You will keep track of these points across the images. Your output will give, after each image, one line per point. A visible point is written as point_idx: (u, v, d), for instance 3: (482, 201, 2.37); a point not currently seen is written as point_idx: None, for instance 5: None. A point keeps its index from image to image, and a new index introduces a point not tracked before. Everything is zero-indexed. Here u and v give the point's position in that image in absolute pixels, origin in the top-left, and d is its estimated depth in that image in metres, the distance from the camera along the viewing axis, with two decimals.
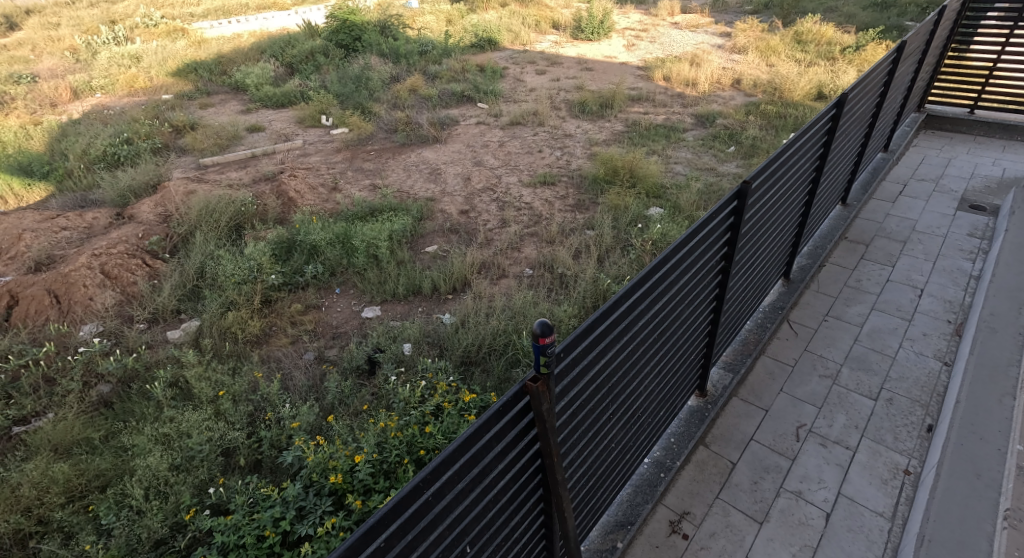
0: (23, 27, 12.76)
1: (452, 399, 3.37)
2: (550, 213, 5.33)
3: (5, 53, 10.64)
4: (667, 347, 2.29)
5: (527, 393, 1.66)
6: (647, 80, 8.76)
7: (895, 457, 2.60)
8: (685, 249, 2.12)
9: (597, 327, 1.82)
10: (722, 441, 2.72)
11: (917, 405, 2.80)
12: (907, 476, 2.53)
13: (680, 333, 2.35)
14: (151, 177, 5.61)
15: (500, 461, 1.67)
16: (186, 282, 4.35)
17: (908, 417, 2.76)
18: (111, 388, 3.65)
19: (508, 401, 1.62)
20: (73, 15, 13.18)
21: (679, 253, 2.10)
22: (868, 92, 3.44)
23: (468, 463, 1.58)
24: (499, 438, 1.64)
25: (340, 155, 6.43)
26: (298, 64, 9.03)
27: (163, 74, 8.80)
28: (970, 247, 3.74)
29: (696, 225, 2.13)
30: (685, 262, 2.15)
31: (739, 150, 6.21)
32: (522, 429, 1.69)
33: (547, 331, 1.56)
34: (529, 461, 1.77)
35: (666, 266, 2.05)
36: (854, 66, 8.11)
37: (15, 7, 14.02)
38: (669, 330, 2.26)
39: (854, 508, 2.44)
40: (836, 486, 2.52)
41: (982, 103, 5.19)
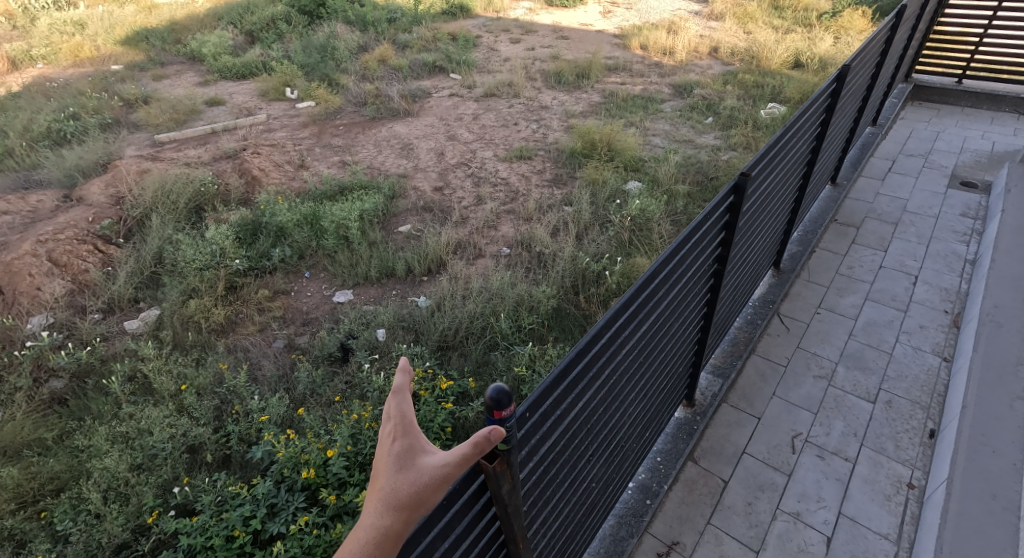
0: None
1: (428, 386, 3.28)
2: (527, 189, 5.18)
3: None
4: (653, 367, 2.21)
5: (483, 473, 1.47)
6: (623, 49, 8.55)
7: (898, 469, 2.56)
8: (671, 265, 2.03)
9: (570, 371, 1.69)
10: (712, 456, 2.67)
11: (917, 408, 2.77)
12: (911, 490, 2.48)
13: (666, 350, 2.27)
14: (100, 155, 5.28)
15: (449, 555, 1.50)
16: (143, 269, 4.11)
17: (909, 422, 2.72)
18: (64, 384, 3.45)
19: (458, 488, 1.43)
20: None
21: (667, 266, 2.02)
22: (866, 64, 3.38)
23: None
24: (448, 531, 1.46)
25: (307, 130, 6.14)
26: (258, 32, 8.58)
27: (110, 42, 8.27)
28: (963, 228, 3.72)
29: (689, 230, 2.07)
30: (670, 278, 2.06)
31: (717, 122, 6.09)
32: (478, 511, 1.53)
33: (502, 399, 1.35)
34: (491, 540, 1.63)
35: (647, 290, 1.93)
36: (830, 33, 8.00)
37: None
38: (655, 351, 2.17)
39: (857, 531, 2.38)
40: (837, 505, 2.47)
41: (970, 73, 5.14)
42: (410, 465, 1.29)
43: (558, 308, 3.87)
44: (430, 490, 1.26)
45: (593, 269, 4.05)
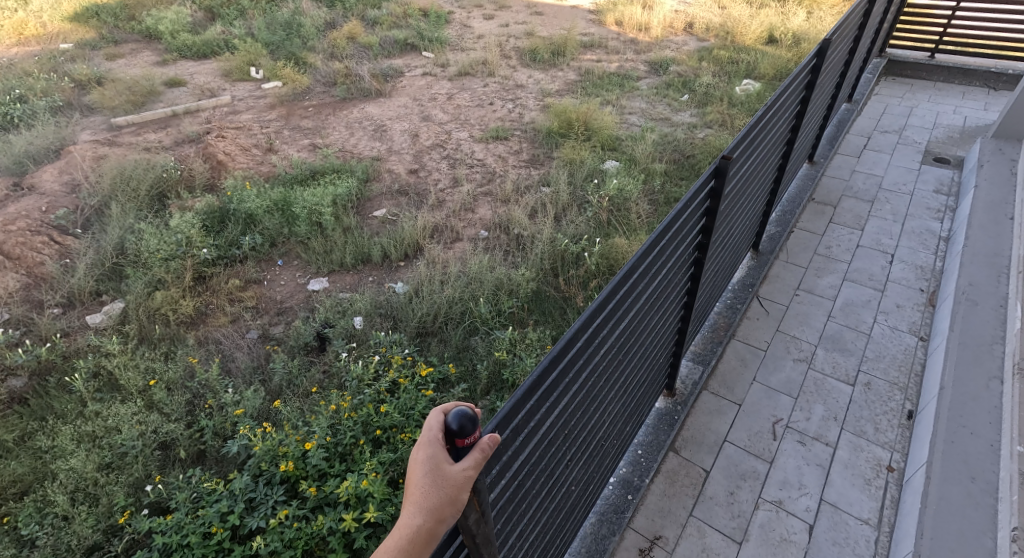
0: None
1: (408, 373, 3.21)
2: (504, 170, 5.08)
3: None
4: (632, 362, 2.16)
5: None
6: (598, 25, 8.42)
7: (878, 452, 2.57)
8: (650, 258, 1.96)
9: (546, 378, 1.62)
10: (694, 445, 2.65)
11: (895, 389, 2.79)
12: (891, 474, 2.50)
13: (644, 344, 2.22)
14: (52, 140, 5.02)
15: None
16: (104, 260, 3.93)
17: (887, 404, 2.74)
18: (24, 383, 3.29)
19: None
20: None
21: (647, 258, 1.95)
22: (844, 39, 3.35)
23: None
24: None
25: (274, 112, 5.92)
26: (218, 8, 8.23)
27: (58, 19, 7.86)
28: (937, 205, 3.74)
29: (668, 221, 2.01)
30: (649, 272, 2.00)
31: (693, 99, 6.04)
32: (443, 543, 1.46)
33: (467, 423, 1.28)
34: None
35: (625, 287, 1.86)
36: (804, 7, 7.97)
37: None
38: (634, 345, 2.13)
39: (838, 517, 2.39)
40: (818, 492, 2.47)
41: (943, 47, 5.14)
42: (438, 468, 1.29)
43: (537, 291, 3.81)
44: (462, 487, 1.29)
45: (571, 251, 3.99)
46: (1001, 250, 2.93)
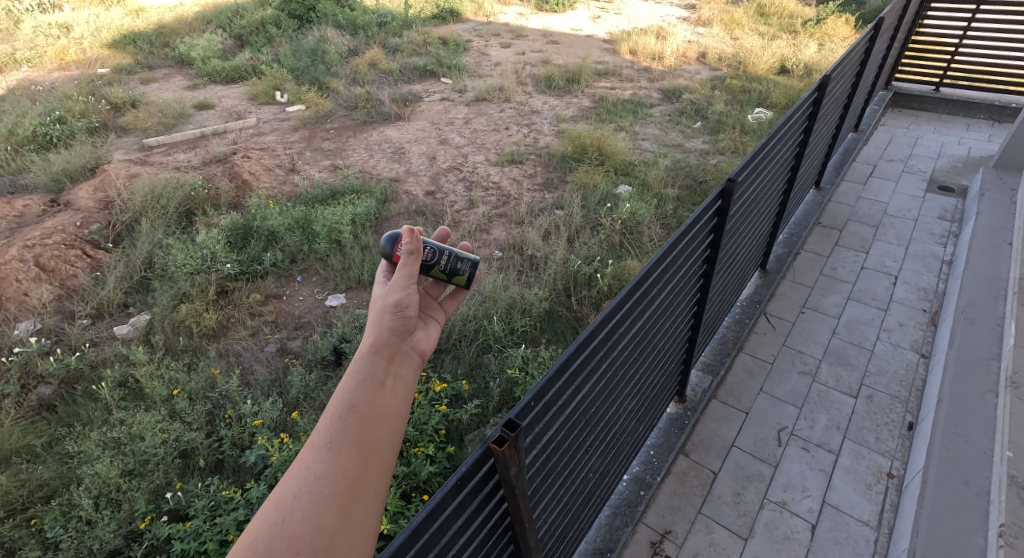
0: None
1: (421, 390, 3.30)
2: (519, 193, 5.19)
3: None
4: (646, 362, 2.23)
5: (492, 456, 1.48)
6: (613, 54, 8.61)
7: (878, 460, 2.60)
8: (665, 262, 2.05)
9: (572, 362, 1.70)
10: (702, 449, 2.70)
11: (897, 401, 2.82)
12: (891, 480, 2.53)
13: (658, 348, 2.29)
14: (88, 159, 5.23)
15: (460, 536, 1.50)
16: (133, 273, 4.08)
17: (889, 415, 2.77)
18: (53, 390, 3.42)
19: (469, 470, 1.45)
20: None
21: (660, 266, 2.04)
22: (846, 73, 3.45)
23: (425, 547, 1.39)
24: (459, 513, 1.47)
25: (297, 134, 6.12)
26: (247, 36, 8.55)
27: (98, 46, 8.22)
28: (940, 231, 3.78)
29: (680, 231, 2.09)
30: (664, 275, 2.09)
31: (706, 126, 6.15)
32: (487, 493, 1.53)
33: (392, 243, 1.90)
34: (498, 521, 1.63)
35: (644, 285, 1.95)
36: (815, 39, 8.12)
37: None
38: (649, 346, 2.20)
39: (840, 518, 2.42)
40: (821, 495, 2.50)
41: (947, 80, 5.24)
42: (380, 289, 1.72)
43: (550, 310, 3.89)
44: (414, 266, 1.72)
45: (584, 272, 4.07)
46: (999, 273, 3.01)
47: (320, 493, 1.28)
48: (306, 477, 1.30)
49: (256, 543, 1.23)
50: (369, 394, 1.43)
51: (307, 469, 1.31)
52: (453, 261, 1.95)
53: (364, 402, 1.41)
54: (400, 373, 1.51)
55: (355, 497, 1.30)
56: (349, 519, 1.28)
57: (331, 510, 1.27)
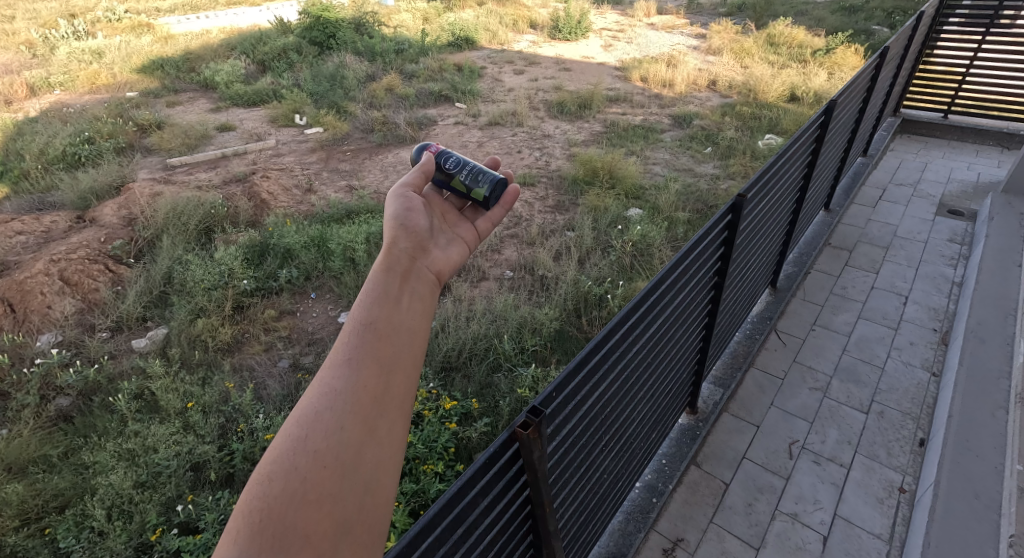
0: None
1: (432, 406, 3.32)
2: (530, 214, 5.27)
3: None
4: (660, 368, 2.28)
5: (517, 440, 1.58)
6: (624, 81, 8.76)
7: (890, 474, 2.60)
8: (679, 269, 2.12)
9: (590, 359, 1.80)
10: (713, 460, 2.71)
11: (908, 418, 2.81)
12: (902, 494, 2.53)
13: (671, 354, 2.34)
14: (113, 178, 5.39)
15: (486, 515, 1.58)
16: (153, 288, 4.18)
17: (900, 431, 2.76)
18: (71, 401, 3.49)
19: (496, 451, 1.54)
20: (32, 11, 13.39)
21: (673, 274, 2.10)
22: (853, 98, 3.50)
23: (453, 522, 1.47)
24: (485, 492, 1.55)
25: (315, 156, 6.26)
26: (269, 62, 8.82)
27: (127, 71, 8.51)
28: (950, 253, 3.79)
29: (692, 242, 2.16)
30: (678, 282, 2.16)
31: (716, 151, 6.22)
32: (511, 477, 1.62)
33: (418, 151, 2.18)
34: (518, 508, 1.71)
35: (659, 289, 2.04)
36: (824, 68, 8.23)
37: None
38: (662, 351, 2.26)
39: (851, 530, 2.43)
40: (832, 507, 2.51)
41: (956, 107, 5.29)
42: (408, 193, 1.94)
43: (560, 330, 3.91)
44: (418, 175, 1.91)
45: (595, 292, 4.10)
46: (1008, 293, 3.03)
47: (342, 407, 1.30)
48: (327, 392, 1.31)
49: (281, 458, 1.23)
50: (384, 312, 1.45)
51: (327, 385, 1.33)
52: (474, 176, 2.00)
53: (379, 320, 1.43)
54: (415, 289, 1.56)
55: (379, 410, 1.32)
56: (375, 432, 1.29)
57: (355, 425, 1.28)
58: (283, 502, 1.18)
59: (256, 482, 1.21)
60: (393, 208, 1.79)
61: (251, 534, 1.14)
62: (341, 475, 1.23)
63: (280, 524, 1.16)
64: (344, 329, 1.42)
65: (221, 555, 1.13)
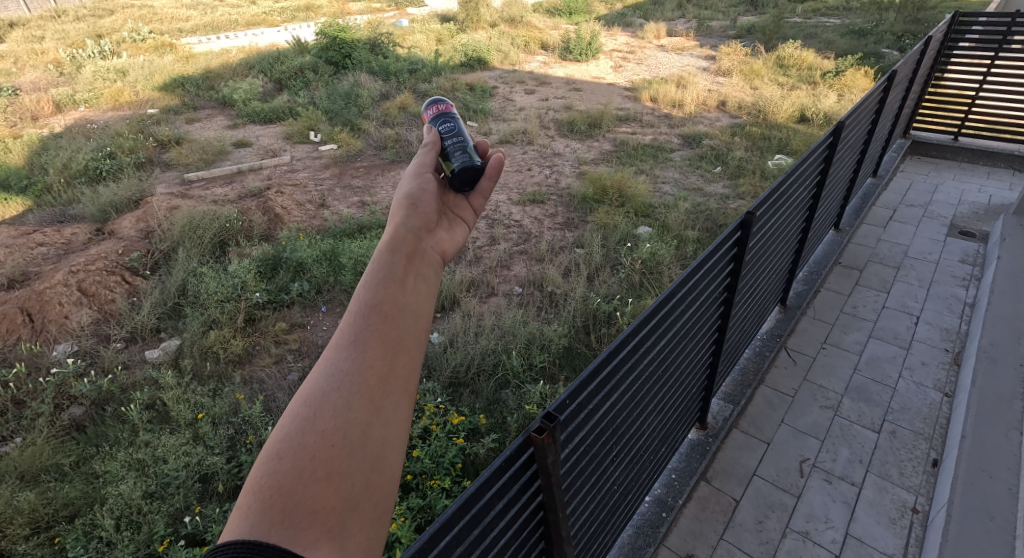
0: (10, 42, 13.12)
1: (439, 421, 3.32)
2: (539, 231, 5.31)
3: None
4: (671, 382, 2.30)
5: (532, 444, 1.64)
6: (634, 101, 8.86)
7: (902, 495, 2.58)
8: (689, 284, 2.15)
9: (603, 368, 1.84)
10: (723, 476, 2.71)
11: (921, 438, 2.79)
12: (916, 515, 2.50)
13: (681, 368, 2.35)
14: (133, 192, 5.51)
15: (501, 517, 1.64)
16: (167, 299, 4.25)
17: (913, 451, 2.74)
18: (84, 411, 3.53)
19: (512, 454, 1.60)
20: (61, 31, 13.85)
21: (683, 288, 2.13)
22: (862, 119, 3.53)
23: (469, 523, 1.54)
24: (500, 495, 1.61)
25: (328, 172, 6.36)
26: (286, 80, 9.01)
27: (149, 88, 8.73)
28: (962, 274, 3.78)
29: (703, 257, 2.18)
30: (689, 296, 2.18)
31: (726, 171, 6.25)
32: (525, 481, 1.67)
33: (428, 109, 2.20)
34: (532, 513, 1.75)
35: (671, 303, 2.07)
36: (834, 90, 8.27)
37: (5, 27, 14.40)
38: (673, 365, 2.28)
39: (863, 550, 2.41)
40: (844, 526, 2.49)
41: (966, 130, 5.30)
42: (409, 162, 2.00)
43: (569, 346, 3.92)
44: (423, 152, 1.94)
45: (603, 309, 4.12)
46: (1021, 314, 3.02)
47: (348, 388, 1.35)
48: (333, 373, 1.36)
49: (289, 437, 1.30)
50: (389, 293, 1.49)
51: (333, 366, 1.37)
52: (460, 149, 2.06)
53: (385, 301, 1.46)
54: (420, 270, 1.58)
55: (384, 392, 1.37)
56: (380, 413, 1.35)
57: (362, 406, 1.34)
58: (292, 480, 1.25)
59: (265, 459, 1.28)
60: (407, 187, 1.81)
61: (263, 508, 1.22)
62: (348, 453, 1.29)
63: (288, 501, 1.23)
64: (350, 310, 1.46)
65: (234, 527, 1.21)
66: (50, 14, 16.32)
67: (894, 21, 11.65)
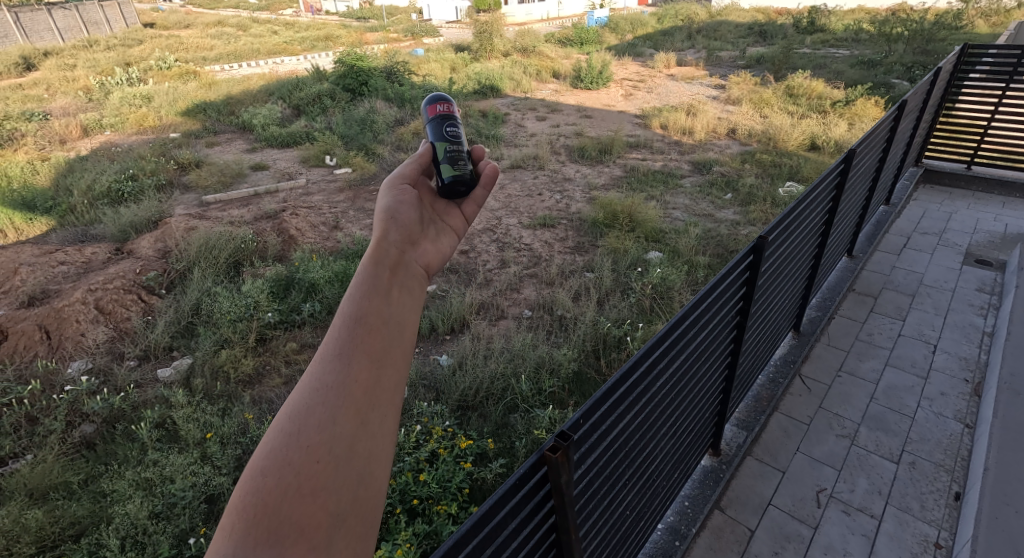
0: (41, 69, 13.57)
1: (447, 445, 3.29)
2: (550, 255, 5.33)
3: (22, 92, 11.00)
4: (682, 407, 2.28)
5: (545, 463, 1.63)
6: (644, 128, 8.95)
7: (924, 529, 2.52)
8: (701, 306, 2.14)
9: (617, 389, 1.83)
10: (738, 505, 2.66)
11: (942, 470, 2.73)
12: (939, 550, 2.44)
13: (692, 393, 2.33)
14: (152, 213, 5.61)
15: (514, 538, 1.62)
16: (181, 318, 4.29)
17: (934, 484, 2.68)
18: (95, 428, 3.54)
19: (525, 473, 1.59)
20: (90, 59, 14.32)
21: (696, 311, 2.12)
22: (873, 147, 3.54)
23: (482, 542, 1.52)
24: (513, 515, 1.59)
25: (342, 194, 6.44)
26: (304, 106, 9.21)
27: (172, 113, 8.95)
28: (980, 302, 3.74)
29: (715, 280, 2.17)
30: (701, 319, 2.18)
31: (736, 198, 6.26)
32: (538, 502, 1.66)
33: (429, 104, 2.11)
34: (544, 535, 1.73)
35: (683, 325, 2.06)
36: (844, 118, 8.31)
37: (38, 55, 14.88)
38: (684, 389, 2.26)
39: None
40: None
41: (979, 159, 5.29)
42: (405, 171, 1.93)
43: (578, 371, 3.89)
44: (410, 167, 1.94)
45: (613, 334, 4.10)
46: None
47: (333, 403, 1.37)
48: (318, 388, 1.38)
49: (274, 453, 1.32)
50: (374, 305, 1.50)
51: (317, 380, 1.39)
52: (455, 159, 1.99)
53: (369, 314, 1.48)
54: (404, 283, 1.60)
55: (370, 404, 1.38)
56: (366, 427, 1.37)
57: (348, 421, 1.36)
58: (277, 496, 1.27)
59: (251, 476, 1.30)
60: (384, 201, 1.82)
61: (247, 527, 1.24)
62: (333, 470, 1.31)
63: (274, 517, 1.25)
64: (336, 324, 1.47)
65: (218, 545, 1.23)
66: (82, 44, 16.85)
67: (903, 52, 11.75)
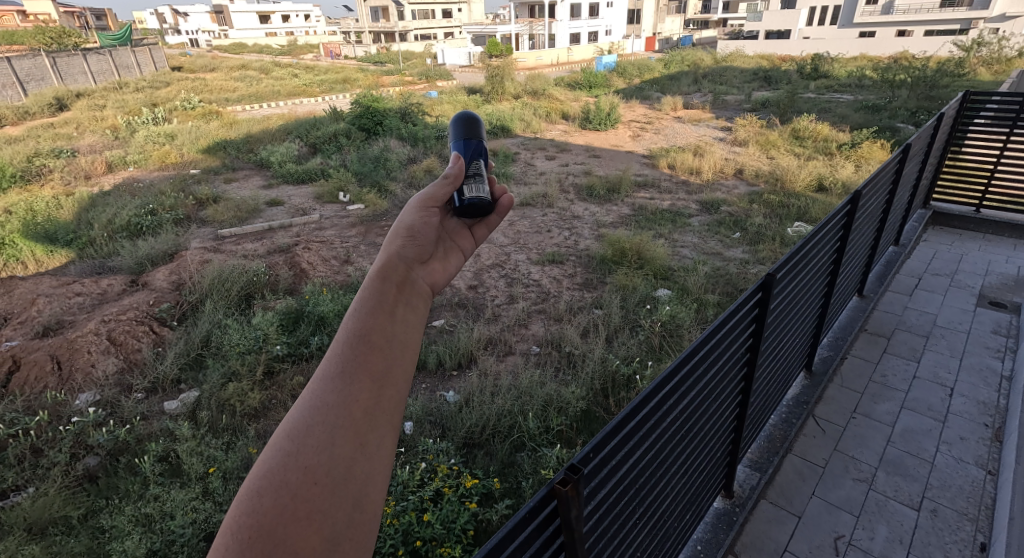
0: (71, 109, 14.00)
1: (452, 483, 3.23)
2: (558, 291, 5.32)
3: (52, 131, 11.36)
4: (693, 444, 2.23)
5: (555, 498, 1.59)
6: (652, 168, 9.05)
7: None
8: (711, 341, 2.12)
9: (627, 424, 1.80)
10: (753, 551, 2.57)
11: (965, 519, 2.64)
12: None
13: (704, 430, 2.28)
14: (169, 246, 5.70)
15: None
16: (190, 350, 4.30)
17: (957, 533, 2.59)
18: (99, 461, 3.51)
19: (535, 506, 1.55)
20: (119, 100, 14.79)
21: (706, 346, 2.10)
22: (880, 189, 3.55)
23: None
24: (522, 552, 1.55)
25: (354, 230, 6.50)
26: (320, 144, 9.41)
27: (193, 151, 9.17)
28: (996, 345, 3.68)
29: (724, 315, 2.15)
30: (710, 354, 2.15)
31: (745, 237, 6.28)
32: (547, 539, 1.61)
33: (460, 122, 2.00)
34: None
35: (692, 360, 2.04)
36: (851, 160, 8.38)
37: (69, 94, 15.36)
38: (695, 426, 2.21)
39: None
40: None
41: (987, 202, 5.31)
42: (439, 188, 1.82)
43: (587, 410, 3.83)
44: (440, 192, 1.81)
45: (623, 373, 4.05)
46: None
47: (333, 424, 1.35)
48: (319, 407, 1.36)
49: (271, 474, 1.30)
50: (379, 322, 1.48)
51: (318, 400, 1.38)
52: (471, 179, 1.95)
53: (373, 333, 1.46)
54: (410, 300, 1.57)
55: (369, 427, 1.36)
56: (365, 450, 1.35)
57: (347, 443, 1.34)
58: (273, 519, 1.25)
59: (246, 497, 1.28)
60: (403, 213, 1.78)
61: (242, 550, 1.23)
62: (329, 494, 1.29)
63: (270, 541, 1.23)
64: (339, 342, 1.46)
65: None
66: (111, 86, 17.39)
67: (907, 97, 11.94)
